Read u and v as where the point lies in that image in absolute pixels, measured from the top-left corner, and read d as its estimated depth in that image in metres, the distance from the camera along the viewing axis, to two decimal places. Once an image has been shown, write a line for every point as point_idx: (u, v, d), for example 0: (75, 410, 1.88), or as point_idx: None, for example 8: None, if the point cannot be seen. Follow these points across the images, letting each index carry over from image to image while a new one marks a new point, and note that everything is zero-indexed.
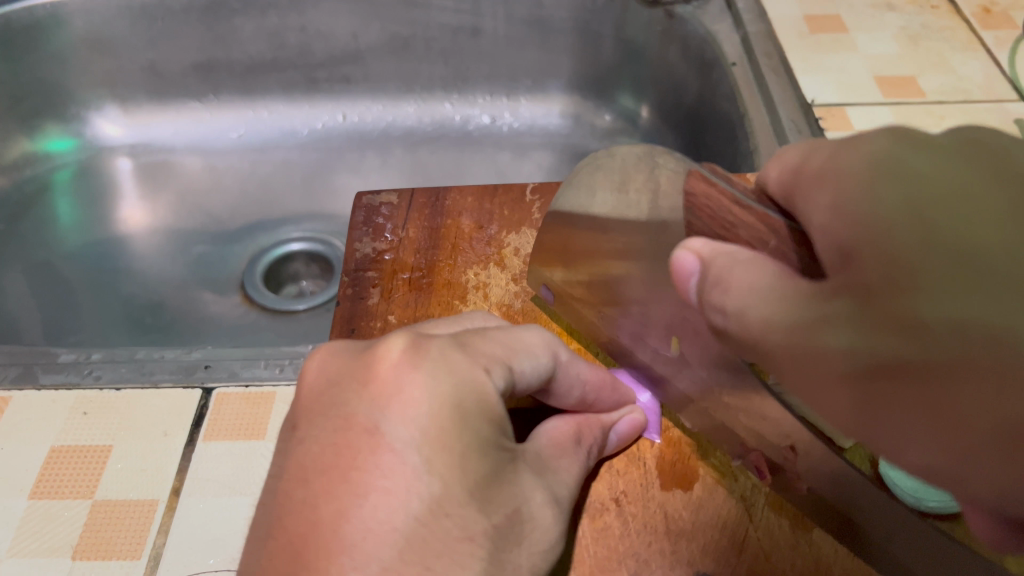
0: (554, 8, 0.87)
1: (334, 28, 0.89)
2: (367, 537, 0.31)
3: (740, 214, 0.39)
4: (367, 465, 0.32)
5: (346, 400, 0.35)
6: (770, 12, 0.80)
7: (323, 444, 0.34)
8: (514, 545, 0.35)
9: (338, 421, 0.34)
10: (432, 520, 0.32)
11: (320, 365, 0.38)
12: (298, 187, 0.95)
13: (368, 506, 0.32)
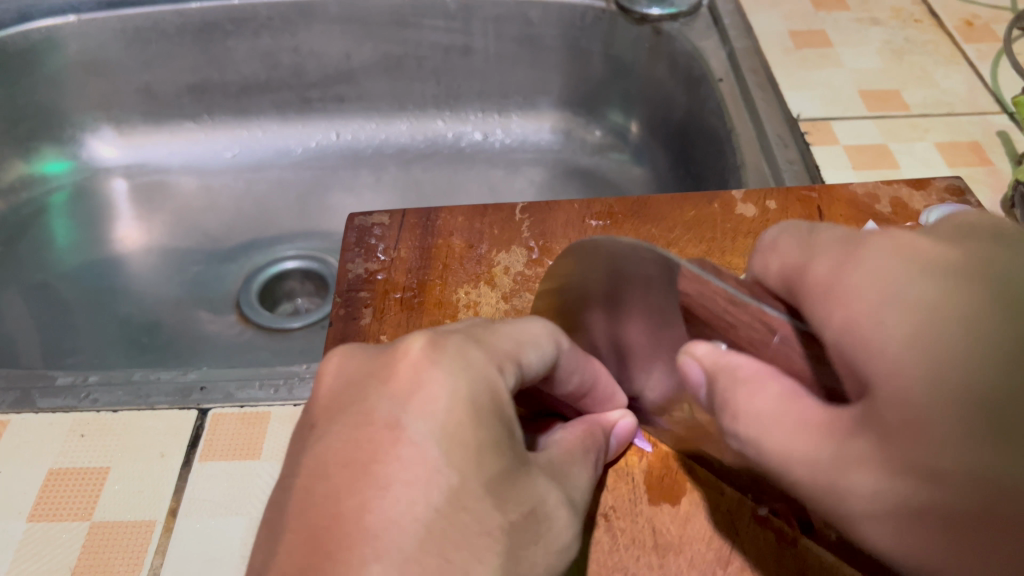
0: (543, 26, 0.88)
1: (326, 48, 0.91)
2: (389, 528, 0.30)
3: (737, 316, 0.34)
4: (386, 458, 0.32)
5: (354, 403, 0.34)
6: (756, 28, 0.81)
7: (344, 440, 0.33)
8: (532, 543, 0.36)
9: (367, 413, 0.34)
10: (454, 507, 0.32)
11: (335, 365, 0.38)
12: (292, 206, 0.95)
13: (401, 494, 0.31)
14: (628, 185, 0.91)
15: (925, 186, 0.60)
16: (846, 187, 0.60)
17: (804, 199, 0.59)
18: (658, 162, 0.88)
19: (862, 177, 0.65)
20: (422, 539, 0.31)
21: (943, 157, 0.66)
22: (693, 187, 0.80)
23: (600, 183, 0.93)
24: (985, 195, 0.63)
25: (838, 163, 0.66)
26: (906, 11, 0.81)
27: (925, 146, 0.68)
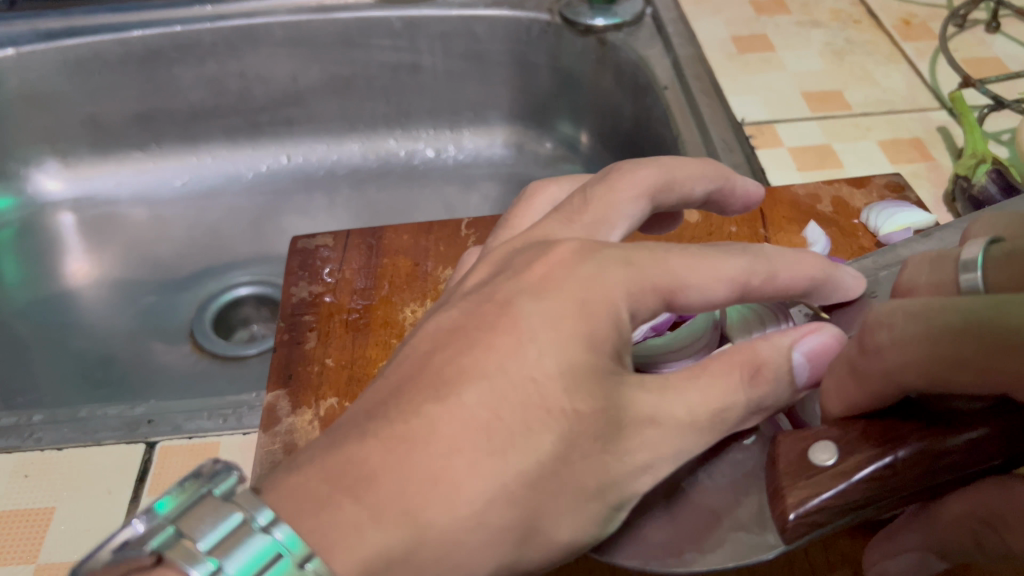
0: (490, 41, 0.89)
1: (273, 71, 0.90)
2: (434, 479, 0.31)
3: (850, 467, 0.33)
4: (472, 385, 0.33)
5: (585, 321, 0.34)
6: (699, 35, 0.82)
7: (511, 368, 0.33)
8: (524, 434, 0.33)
9: (552, 314, 0.34)
10: (556, 477, 0.32)
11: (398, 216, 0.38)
12: (246, 231, 0.94)
13: (513, 446, 0.32)
14: None
15: (865, 185, 0.60)
16: (788, 188, 0.60)
17: None
18: None
19: (807, 177, 0.66)
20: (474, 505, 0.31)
21: (886, 154, 0.67)
22: None
23: None
24: (927, 191, 0.64)
25: (782, 166, 0.67)
26: (846, 12, 0.83)
27: (868, 144, 0.68)
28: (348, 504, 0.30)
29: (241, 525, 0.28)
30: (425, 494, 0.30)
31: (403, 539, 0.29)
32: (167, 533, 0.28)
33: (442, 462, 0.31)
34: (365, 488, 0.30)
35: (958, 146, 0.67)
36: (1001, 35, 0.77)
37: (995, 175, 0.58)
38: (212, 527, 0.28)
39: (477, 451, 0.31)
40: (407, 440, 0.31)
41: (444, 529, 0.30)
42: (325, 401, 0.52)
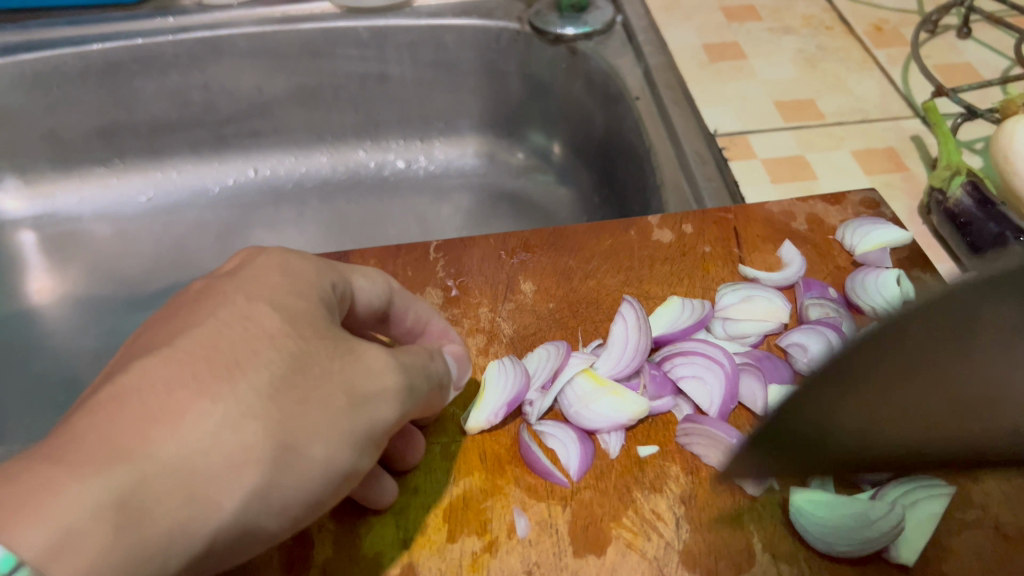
0: (459, 49, 0.87)
1: (238, 82, 0.88)
2: (171, 448, 0.31)
3: None
4: (203, 355, 0.34)
5: (291, 304, 0.38)
6: (670, 42, 0.81)
7: (221, 322, 0.36)
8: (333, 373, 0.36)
9: (265, 301, 0.37)
10: (283, 426, 0.34)
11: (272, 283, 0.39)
12: (213, 246, 0.91)
13: (223, 386, 0.33)
14: (555, 207, 0.90)
15: (841, 201, 0.60)
16: (762, 206, 0.59)
17: (719, 221, 0.58)
18: (583, 181, 0.87)
19: (781, 190, 0.65)
20: (202, 462, 0.31)
21: (860, 165, 0.66)
22: (619, 205, 0.79)
23: (526, 206, 0.91)
24: (902, 202, 0.63)
25: (756, 178, 0.66)
26: (817, 18, 0.82)
27: (842, 154, 0.67)
28: (94, 475, 0.28)
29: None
30: (156, 440, 0.31)
31: (131, 477, 0.29)
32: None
33: (168, 407, 0.32)
34: (72, 454, 0.29)
35: (932, 156, 0.67)
36: (973, 41, 0.77)
37: (970, 186, 0.58)
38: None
39: (194, 397, 0.32)
40: (139, 414, 0.31)
41: (172, 506, 0.30)
42: None
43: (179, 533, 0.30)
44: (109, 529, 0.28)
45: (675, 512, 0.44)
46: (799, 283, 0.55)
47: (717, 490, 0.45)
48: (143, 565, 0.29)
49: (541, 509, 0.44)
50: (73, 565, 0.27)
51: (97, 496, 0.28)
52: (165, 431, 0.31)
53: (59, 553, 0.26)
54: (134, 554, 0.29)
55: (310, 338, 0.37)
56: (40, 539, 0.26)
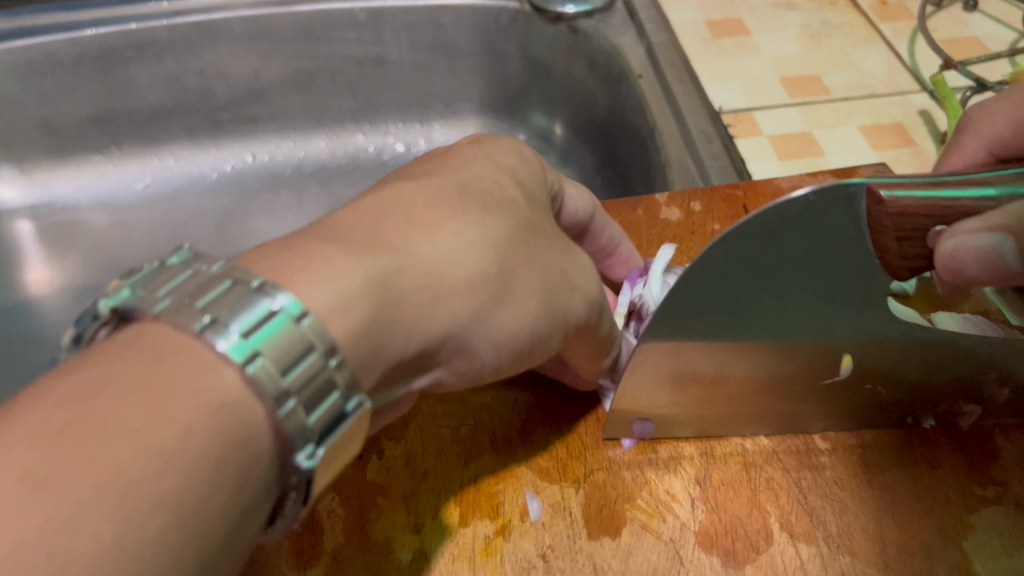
0: (458, 31, 0.86)
1: (234, 68, 0.87)
2: (436, 258, 0.31)
3: None
4: (471, 192, 0.36)
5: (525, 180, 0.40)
6: (672, 20, 0.80)
7: (473, 175, 0.37)
8: (554, 247, 0.38)
9: (491, 159, 0.40)
10: (510, 262, 0.34)
11: (502, 152, 0.41)
12: (212, 233, 0.91)
13: (475, 217, 0.34)
14: None
15: (851, 176, 0.59)
16: (770, 182, 0.59)
17: (728, 198, 0.57)
18: (585, 163, 0.86)
19: (788, 167, 0.64)
20: (445, 257, 0.32)
21: (868, 141, 0.65)
22: (623, 185, 0.78)
23: None
24: None
25: (763, 156, 0.65)
26: None
27: (850, 130, 0.67)
28: (383, 252, 0.29)
29: (278, 317, 0.24)
30: (421, 242, 0.31)
31: (394, 262, 0.29)
32: (206, 315, 0.23)
33: (425, 219, 0.32)
34: (347, 235, 0.29)
35: (941, 130, 0.66)
36: (979, 14, 0.76)
37: None
38: (242, 308, 0.24)
39: (446, 213, 0.33)
40: (398, 213, 0.32)
41: (416, 297, 0.30)
42: None
43: (418, 322, 0.30)
44: (372, 304, 0.28)
45: (690, 493, 0.43)
46: None
47: (734, 470, 0.44)
48: (381, 351, 0.29)
49: (554, 492, 0.43)
50: (343, 324, 0.26)
51: (365, 273, 0.28)
52: (425, 241, 0.31)
53: (335, 312, 0.26)
54: (378, 337, 0.28)
55: (535, 207, 0.39)
56: (317, 293, 0.26)
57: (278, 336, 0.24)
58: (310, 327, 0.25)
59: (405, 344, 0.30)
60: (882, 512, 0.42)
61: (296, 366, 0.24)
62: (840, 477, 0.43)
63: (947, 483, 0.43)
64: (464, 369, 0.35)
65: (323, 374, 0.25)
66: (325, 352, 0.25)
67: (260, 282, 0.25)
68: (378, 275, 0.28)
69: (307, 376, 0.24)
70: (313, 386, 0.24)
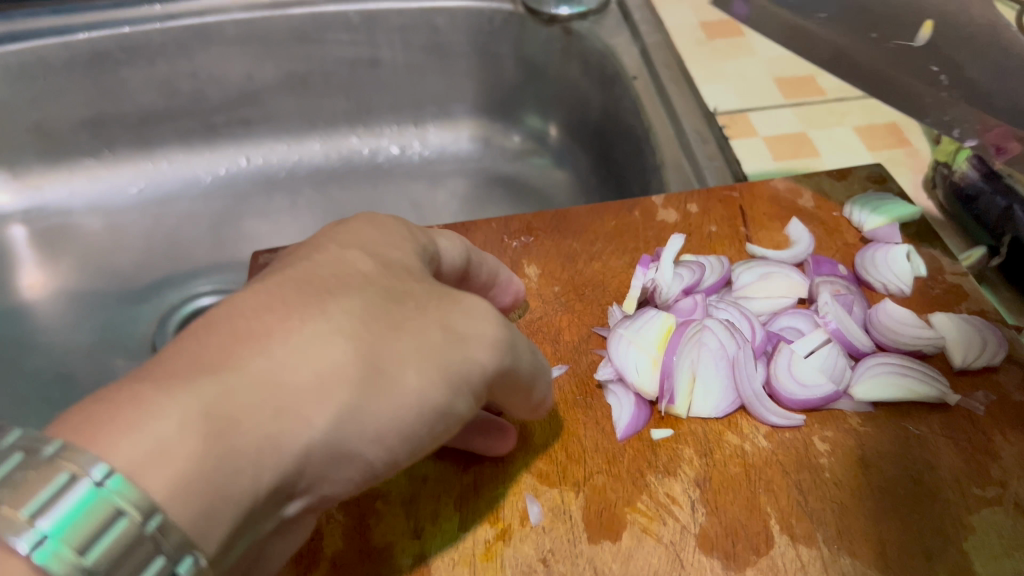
0: (450, 32, 0.86)
1: (226, 70, 0.87)
2: (289, 352, 0.30)
3: None
4: (323, 278, 0.34)
5: (332, 278, 0.34)
6: (666, 21, 0.80)
7: (312, 261, 0.35)
8: (449, 306, 0.36)
9: (344, 238, 0.37)
10: (376, 347, 0.32)
11: (391, 250, 0.38)
12: (206, 236, 0.90)
13: (315, 307, 0.32)
14: (551, 189, 0.89)
15: (847, 176, 0.59)
16: (766, 183, 0.59)
17: (724, 200, 0.58)
18: (580, 163, 0.86)
19: (783, 168, 0.64)
20: (300, 365, 0.30)
21: (863, 141, 0.66)
22: (618, 186, 0.78)
23: (522, 190, 0.90)
24: (907, 177, 0.62)
25: (758, 156, 0.65)
26: None
27: (844, 131, 0.67)
28: (184, 383, 0.27)
29: (84, 489, 0.23)
30: (255, 357, 0.29)
31: (218, 387, 0.28)
32: (24, 519, 0.22)
33: (254, 327, 0.30)
34: (163, 370, 0.27)
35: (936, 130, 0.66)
36: None
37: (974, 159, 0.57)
38: (40, 489, 0.23)
39: (289, 321, 0.31)
40: (210, 324, 0.30)
41: (269, 421, 0.29)
42: None
43: (271, 444, 0.28)
44: (199, 439, 0.26)
45: (690, 495, 0.43)
46: (810, 261, 0.54)
47: (734, 472, 0.44)
48: (232, 485, 0.27)
49: (553, 496, 0.43)
50: (162, 473, 0.25)
51: (193, 404, 0.27)
52: (267, 359, 0.29)
53: (150, 463, 0.25)
54: (231, 466, 0.27)
55: (398, 281, 0.36)
56: (124, 443, 0.24)
57: (83, 514, 0.23)
58: (116, 491, 0.24)
59: (267, 471, 0.28)
60: (880, 514, 0.42)
61: (105, 538, 0.23)
62: (839, 478, 0.43)
63: (945, 483, 0.42)
64: (350, 475, 0.33)
65: (137, 541, 0.24)
66: (141, 514, 0.24)
67: (57, 451, 0.24)
68: (218, 416, 0.27)
69: (116, 547, 0.23)
70: (126, 552, 0.23)
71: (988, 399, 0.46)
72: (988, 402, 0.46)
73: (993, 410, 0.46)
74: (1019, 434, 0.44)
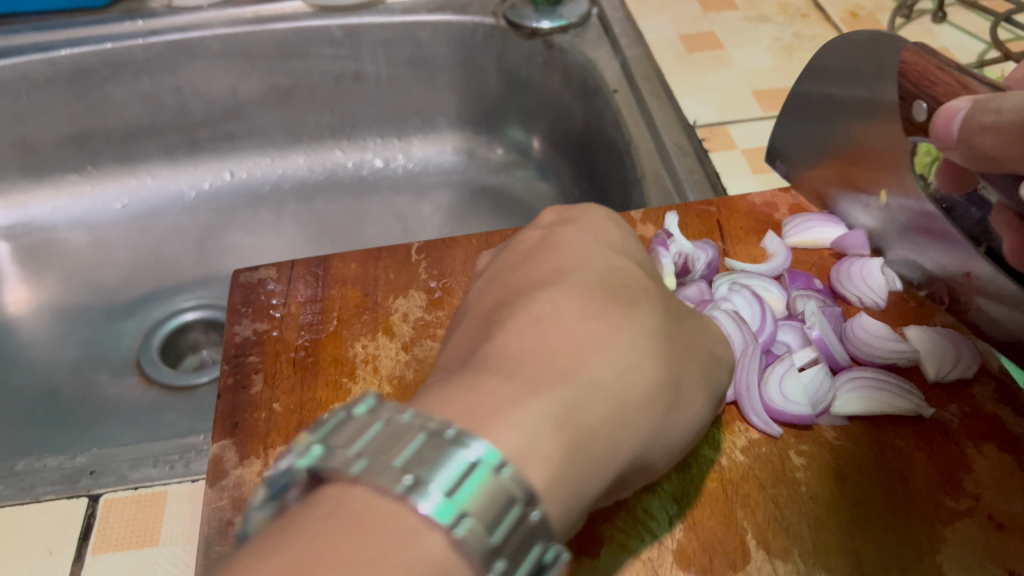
0: (434, 45, 0.87)
1: (211, 85, 0.87)
2: (593, 359, 0.31)
3: (942, 76, 0.44)
4: (584, 277, 0.36)
5: (609, 278, 0.36)
6: (646, 34, 0.80)
7: (582, 257, 0.38)
8: (691, 319, 0.39)
9: (586, 234, 0.40)
10: (671, 356, 0.35)
11: (608, 230, 0.41)
12: (191, 250, 0.90)
13: (623, 317, 0.34)
14: (535, 202, 0.89)
15: None
16: (743, 198, 0.60)
17: (703, 215, 0.58)
18: (563, 175, 0.87)
19: (762, 180, 0.64)
20: (617, 368, 0.32)
21: None
22: (601, 198, 0.78)
23: (506, 202, 0.91)
24: None
25: (737, 169, 0.65)
26: (793, 6, 0.82)
27: None
28: (564, 386, 0.29)
29: (470, 466, 0.24)
30: (608, 365, 0.32)
31: (574, 391, 0.30)
32: (408, 478, 0.23)
33: (584, 333, 0.32)
34: (519, 372, 0.29)
35: None
36: (948, 25, 0.76)
37: None
38: (438, 464, 0.23)
39: (604, 329, 0.33)
40: (529, 326, 0.32)
41: (603, 419, 0.30)
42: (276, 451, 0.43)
43: (613, 444, 0.30)
44: (561, 437, 0.28)
45: (667, 511, 0.43)
46: (785, 275, 0.54)
47: (710, 487, 0.44)
48: (589, 478, 0.29)
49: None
50: (541, 470, 0.26)
51: (549, 407, 0.28)
52: (600, 366, 0.31)
53: (531, 457, 0.26)
54: (584, 461, 0.28)
55: (666, 291, 0.39)
56: (515, 439, 0.26)
57: (475, 483, 0.23)
58: (508, 476, 0.24)
59: (602, 469, 0.29)
60: (854, 527, 0.42)
61: (471, 490, 0.23)
62: (814, 492, 0.43)
63: (919, 496, 0.43)
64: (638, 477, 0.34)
65: (526, 524, 0.24)
66: (522, 494, 0.24)
67: (453, 433, 0.24)
68: (567, 412, 0.29)
69: (510, 526, 0.24)
70: (495, 512, 0.23)
71: (961, 411, 0.47)
72: (959, 414, 0.46)
73: (965, 421, 0.46)
74: (991, 444, 0.45)
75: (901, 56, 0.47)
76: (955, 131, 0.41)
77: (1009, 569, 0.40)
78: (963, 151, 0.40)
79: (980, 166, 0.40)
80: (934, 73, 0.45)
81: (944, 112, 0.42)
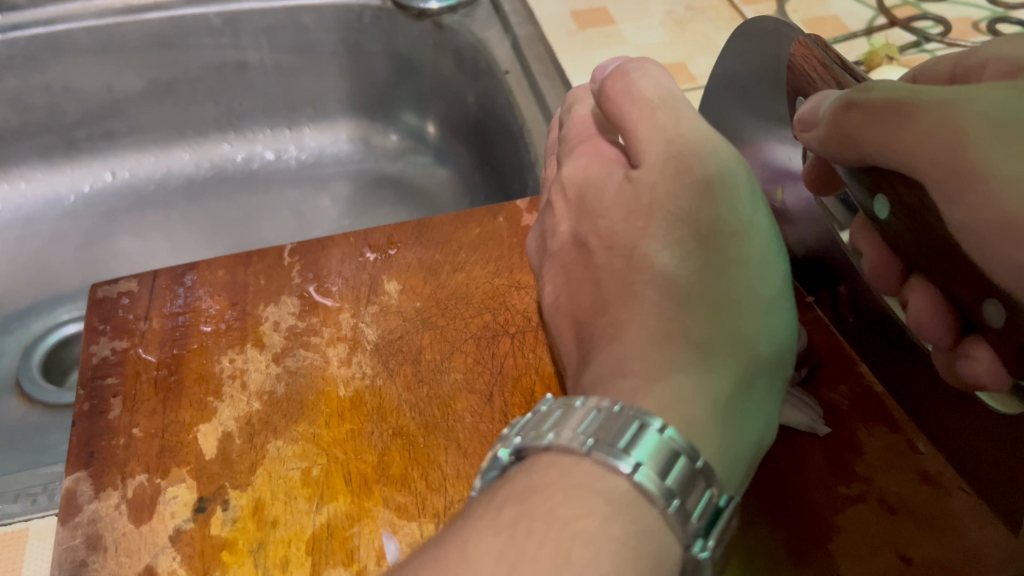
0: (320, 30, 0.83)
1: (84, 82, 0.81)
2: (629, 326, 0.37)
3: (820, 73, 0.41)
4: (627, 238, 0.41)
5: (674, 196, 0.40)
6: (537, 12, 0.78)
7: (645, 181, 0.41)
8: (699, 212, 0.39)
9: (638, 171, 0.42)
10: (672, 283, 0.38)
11: (635, 115, 0.43)
12: (74, 257, 0.85)
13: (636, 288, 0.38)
14: (434, 188, 0.87)
15: None
16: None
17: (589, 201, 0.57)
18: (462, 161, 0.85)
19: None
20: (663, 335, 0.36)
21: None
22: (500, 183, 0.76)
23: (406, 190, 0.88)
24: None
25: None
26: None
27: None
28: (655, 392, 0.33)
29: (650, 435, 0.30)
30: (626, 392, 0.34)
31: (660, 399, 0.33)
32: (629, 460, 0.29)
33: (623, 301, 0.38)
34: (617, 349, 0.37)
35: None
36: None
37: None
38: (621, 432, 0.30)
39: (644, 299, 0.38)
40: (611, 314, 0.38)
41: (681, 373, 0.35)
42: (135, 480, 0.40)
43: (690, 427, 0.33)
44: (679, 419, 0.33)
45: None
46: None
47: None
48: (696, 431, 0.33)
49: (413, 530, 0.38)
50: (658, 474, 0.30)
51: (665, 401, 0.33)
52: (631, 307, 0.38)
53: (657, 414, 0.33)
54: (693, 427, 0.33)
55: (680, 189, 0.40)
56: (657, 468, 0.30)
57: (652, 447, 0.30)
58: (672, 437, 0.31)
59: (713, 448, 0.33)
60: (745, 519, 0.41)
61: (644, 447, 0.30)
62: None
63: (811, 484, 0.42)
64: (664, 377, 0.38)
65: (693, 473, 0.30)
66: (688, 454, 0.31)
67: (632, 411, 0.31)
68: (655, 365, 0.35)
69: (682, 476, 0.30)
70: (686, 481, 0.30)
71: (851, 392, 0.46)
72: (849, 395, 0.46)
73: (857, 401, 0.45)
74: (884, 427, 0.44)
75: (793, 47, 0.43)
76: (821, 114, 0.36)
77: (902, 554, 0.39)
78: (822, 133, 0.36)
79: (838, 153, 0.35)
80: (818, 68, 0.41)
81: (815, 99, 0.38)
